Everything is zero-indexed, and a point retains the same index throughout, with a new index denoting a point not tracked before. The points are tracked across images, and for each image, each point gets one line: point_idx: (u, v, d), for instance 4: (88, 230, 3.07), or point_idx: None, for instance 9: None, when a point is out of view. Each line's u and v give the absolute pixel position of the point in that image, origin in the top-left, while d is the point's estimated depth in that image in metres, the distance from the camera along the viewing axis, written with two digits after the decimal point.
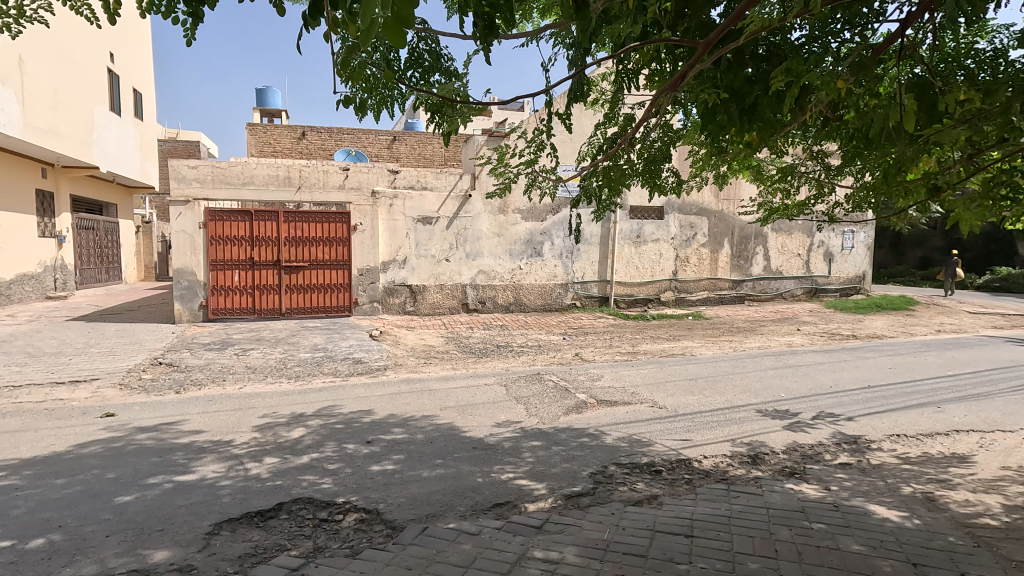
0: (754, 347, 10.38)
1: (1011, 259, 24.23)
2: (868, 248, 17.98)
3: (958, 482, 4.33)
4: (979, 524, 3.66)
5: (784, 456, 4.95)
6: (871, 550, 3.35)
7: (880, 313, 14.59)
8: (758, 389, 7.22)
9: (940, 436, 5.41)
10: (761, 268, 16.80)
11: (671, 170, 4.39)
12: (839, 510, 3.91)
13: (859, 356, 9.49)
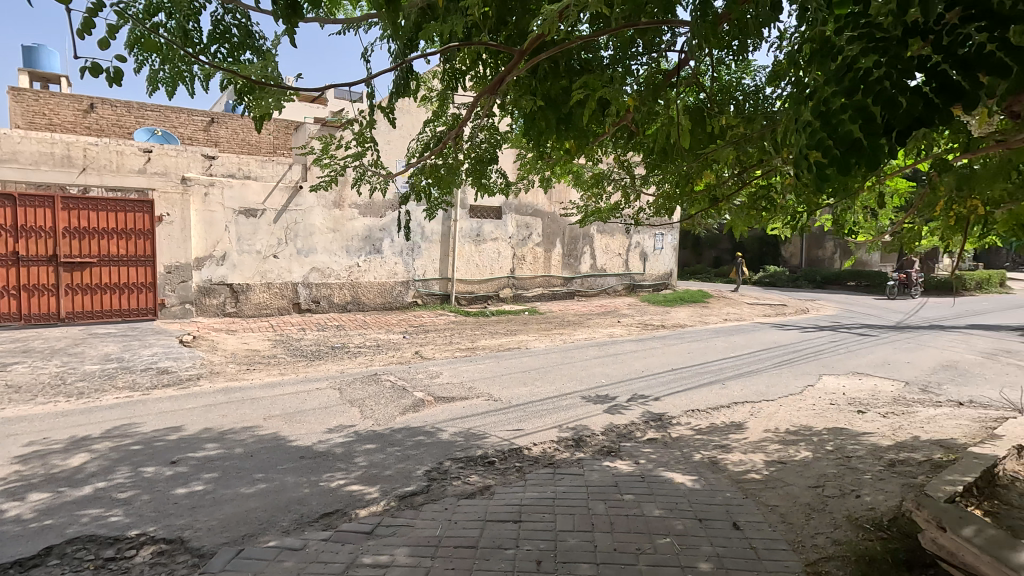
0: (581, 339, 11.28)
1: (777, 259, 29.64)
2: (674, 249, 20.59)
3: (734, 446, 5.18)
4: (747, 479, 4.42)
5: (603, 437, 5.47)
6: (669, 512, 3.86)
7: (683, 305, 16.81)
8: (583, 377, 7.87)
9: (723, 408, 6.41)
10: (589, 266, 18.33)
11: (499, 171, 4.53)
12: (645, 480, 4.43)
13: (666, 343, 10.85)
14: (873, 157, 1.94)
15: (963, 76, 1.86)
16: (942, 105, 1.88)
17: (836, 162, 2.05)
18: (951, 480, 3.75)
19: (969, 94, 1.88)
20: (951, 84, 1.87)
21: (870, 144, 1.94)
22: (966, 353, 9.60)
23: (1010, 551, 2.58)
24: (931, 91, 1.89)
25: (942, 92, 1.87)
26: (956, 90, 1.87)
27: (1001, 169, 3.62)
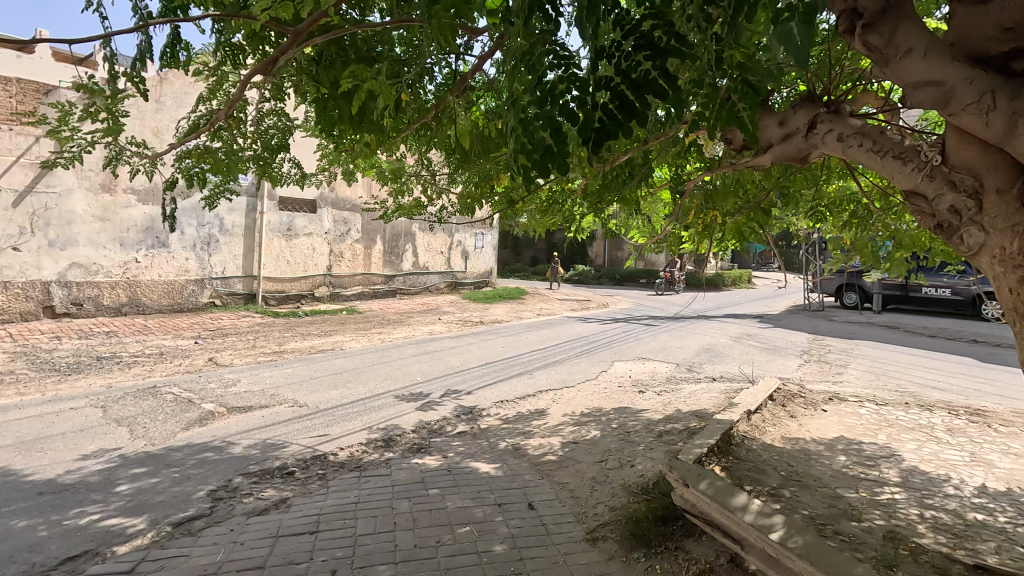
0: (400, 338, 11.13)
1: (584, 259, 32.67)
2: (494, 249, 21.42)
3: (535, 431, 5.57)
4: (544, 461, 4.79)
5: (413, 434, 5.46)
6: (471, 502, 4.00)
7: (501, 302, 17.59)
8: (398, 376, 7.77)
9: (529, 397, 6.85)
10: (411, 264, 18.19)
11: (292, 160, 4.17)
12: (451, 473, 4.54)
13: (483, 339, 11.25)
14: (562, 161, 2.14)
15: (635, 96, 2.06)
16: (623, 120, 2.09)
17: (541, 163, 2.15)
18: (699, 444, 4.50)
19: (639, 112, 2.09)
20: (628, 103, 2.06)
21: (560, 148, 2.11)
22: (721, 337, 11.64)
23: (730, 497, 3.17)
24: (613, 108, 2.06)
25: (621, 108, 2.06)
26: (631, 108, 2.07)
27: (728, 187, 4.54)
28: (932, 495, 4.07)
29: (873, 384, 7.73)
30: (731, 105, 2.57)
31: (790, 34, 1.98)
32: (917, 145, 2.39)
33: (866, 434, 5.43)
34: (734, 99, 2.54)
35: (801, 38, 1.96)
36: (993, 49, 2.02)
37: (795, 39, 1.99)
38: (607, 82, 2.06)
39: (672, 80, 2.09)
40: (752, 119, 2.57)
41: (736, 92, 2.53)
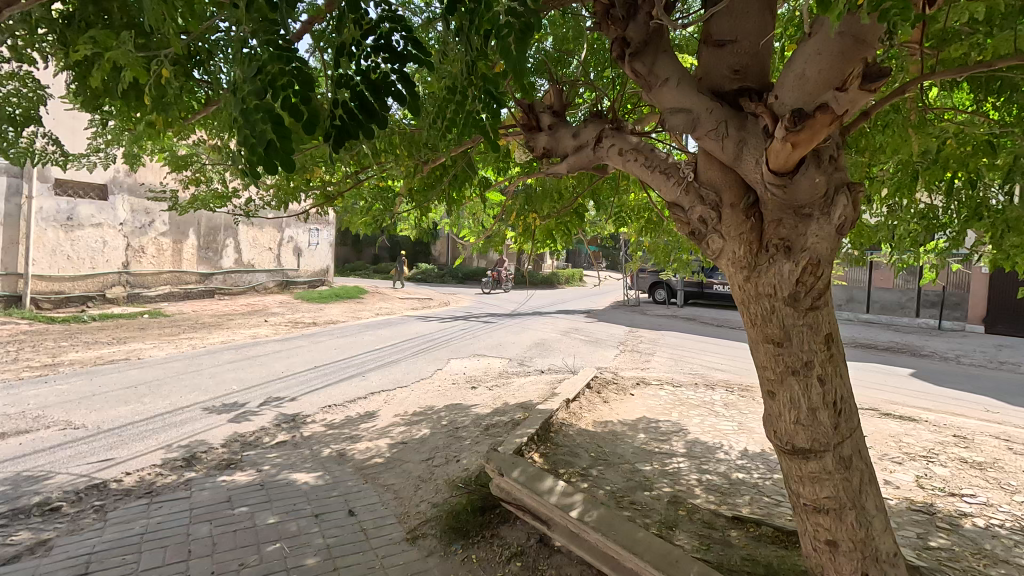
0: (216, 343, 10.01)
1: (428, 258, 32.54)
2: (330, 245, 20.25)
3: (363, 435, 5.39)
4: (369, 465, 4.67)
5: (222, 449, 4.94)
6: (283, 517, 3.74)
7: (338, 301, 16.74)
8: (210, 386, 6.99)
9: (359, 400, 6.61)
10: (232, 261, 16.46)
11: (48, 134, 3.46)
12: (264, 488, 4.20)
13: (314, 341, 10.59)
14: (286, 160, 1.80)
15: (374, 98, 1.87)
16: (364, 120, 1.87)
17: (259, 161, 1.77)
18: (520, 434, 4.75)
19: (379, 115, 1.89)
20: (367, 105, 1.86)
21: (284, 145, 1.77)
22: (552, 332, 12.42)
23: (539, 481, 3.39)
24: (353, 107, 1.84)
25: (360, 107, 1.85)
26: (370, 110, 1.87)
27: (544, 191, 4.91)
28: (708, 461, 4.78)
29: (673, 369, 8.86)
30: (468, 112, 2.26)
31: (507, 48, 1.86)
32: (681, 163, 2.53)
33: (663, 413, 6.20)
34: (475, 107, 2.22)
35: (513, 53, 1.86)
36: (727, 87, 2.25)
37: (512, 53, 1.87)
38: (348, 79, 1.81)
39: (413, 86, 1.93)
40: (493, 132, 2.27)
41: (478, 102, 2.20)
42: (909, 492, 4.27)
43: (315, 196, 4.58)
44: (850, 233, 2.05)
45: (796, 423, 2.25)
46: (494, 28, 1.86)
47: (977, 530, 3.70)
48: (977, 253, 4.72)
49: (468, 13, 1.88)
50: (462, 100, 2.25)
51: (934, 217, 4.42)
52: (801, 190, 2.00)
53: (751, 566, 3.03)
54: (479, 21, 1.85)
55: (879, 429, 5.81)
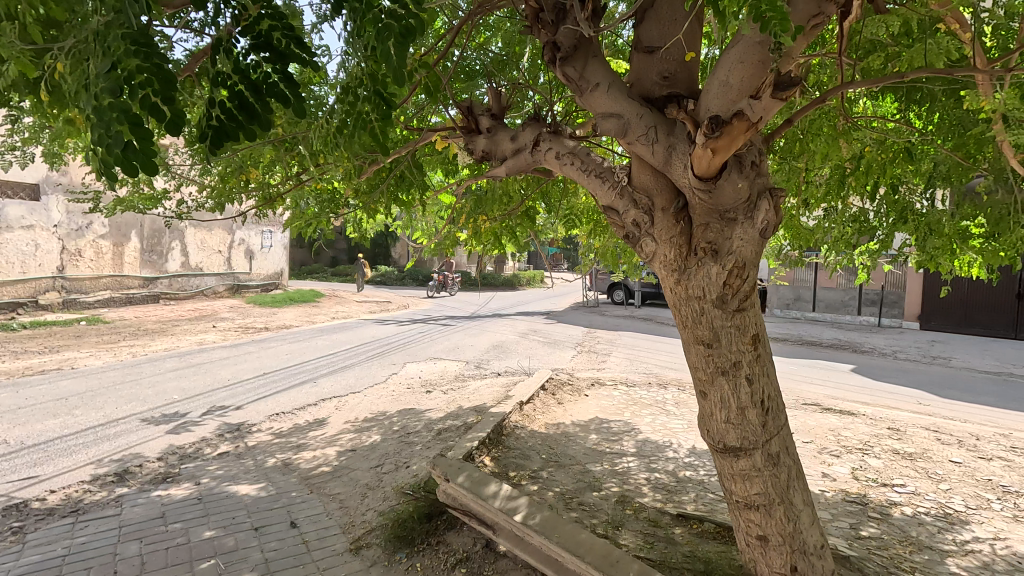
0: (159, 350, 9.58)
1: (388, 261, 32.05)
2: (284, 248, 19.67)
3: (310, 443, 5.24)
4: (316, 474, 4.54)
5: (158, 463, 4.71)
6: (220, 532, 3.59)
7: (293, 305, 16.27)
8: (149, 396, 6.67)
9: (308, 407, 6.43)
10: (178, 264, 15.80)
11: None
12: (201, 501, 4.02)
13: (264, 346, 10.26)
14: (149, 164, 1.53)
15: (255, 98, 1.62)
16: (245, 121, 1.65)
17: (116, 165, 1.49)
18: (471, 437, 4.71)
19: (262, 118, 1.65)
20: (248, 106, 1.61)
21: (145, 149, 1.49)
22: (511, 334, 12.42)
23: (484, 486, 3.36)
24: (231, 107, 1.61)
25: (240, 109, 1.61)
26: (252, 111, 1.63)
27: (494, 194, 4.90)
28: (657, 460, 4.86)
29: (628, 369, 8.98)
30: (356, 113, 1.98)
31: (389, 53, 1.57)
32: (616, 168, 2.55)
33: (616, 413, 6.27)
34: (363, 106, 1.93)
35: (396, 58, 1.58)
36: (656, 93, 2.31)
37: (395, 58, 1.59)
38: (225, 77, 1.58)
39: (299, 88, 1.68)
40: (383, 134, 2.00)
41: (367, 101, 1.91)
42: (845, 484, 4.44)
43: (255, 197, 4.44)
44: (773, 237, 2.13)
45: (727, 422, 2.30)
46: (376, 27, 1.57)
47: (905, 518, 3.88)
48: (904, 254, 4.98)
49: (354, 9, 1.61)
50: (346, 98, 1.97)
51: (863, 221, 4.66)
52: (725, 195, 2.06)
53: (692, 562, 3.08)
54: (362, 20, 1.58)
55: (819, 423, 6.03)
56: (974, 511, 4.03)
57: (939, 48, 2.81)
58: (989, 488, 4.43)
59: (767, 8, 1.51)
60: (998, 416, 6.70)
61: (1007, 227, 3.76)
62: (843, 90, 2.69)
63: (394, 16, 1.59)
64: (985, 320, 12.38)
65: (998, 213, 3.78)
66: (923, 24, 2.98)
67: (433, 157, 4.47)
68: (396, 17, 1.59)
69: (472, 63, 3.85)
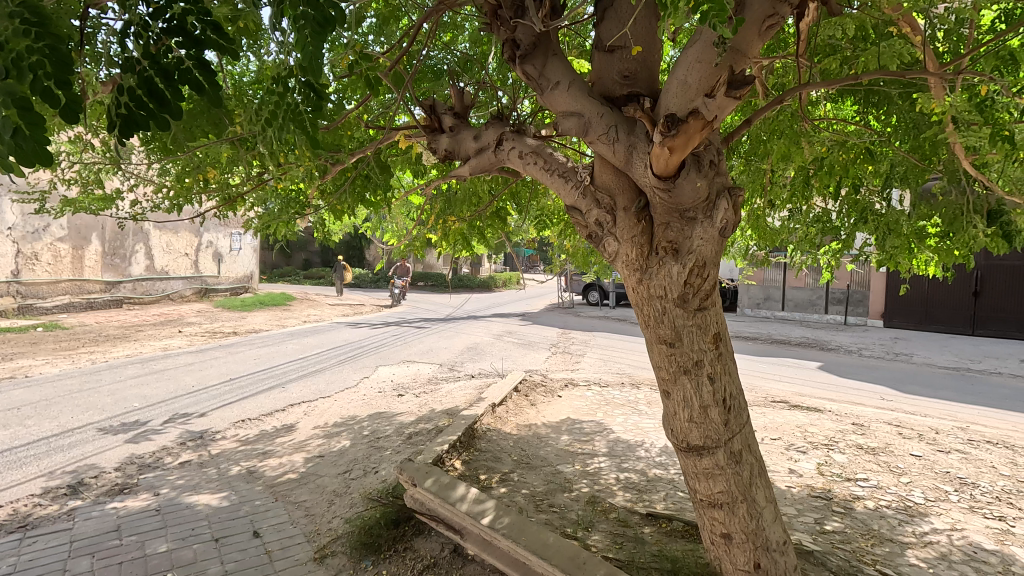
0: (121, 356, 9.27)
1: (363, 263, 31.63)
2: (254, 250, 19.25)
3: (277, 450, 5.11)
4: (281, 481, 4.42)
5: (115, 473, 4.53)
6: (177, 544, 3.46)
7: (263, 308, 15.93)
8: (107, 404, 6.44)
9: (276, 413, 6.28)
10: (142, 268, 15.31)
11: None
12: (159, 513, 3.87)
13: (231, 351, 10.00)
14: (41, 153, 1.50)
15: (165, 84, 1.65)
16: (156, 110, 1.67)
17: (9, 154, 1.44)
18: (441, 441, 4.66)
19: (173, 105, 1.69)
20: (157, 92, 1.65)
21: (37, 135, 1.45)
22: (485, 336, 12.34)
23: (451, 490, 3.32)
24: (140, 94, 1.64)
25: (149, 95, 1.64)
26: (162, 99, 1.67)
27: (464, 195, 4.94)
28: (628, 459, 4.86)
29: (601, 369, 9.00)
30: (284, 100, 2.02)
31: (306, 42, 1.58)
32: (579, 167, 2.54)
33: (589, 414, 6.27)
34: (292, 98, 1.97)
35: (314, 48, 1.59)
36: (617, 92, 2.31)
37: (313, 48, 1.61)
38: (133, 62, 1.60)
39: (213, 74, 1.70)
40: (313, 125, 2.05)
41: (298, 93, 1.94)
42: (811, 479, 4.51)
43: (216, 197, 4.36)
44: (732, 236, 2.15)
45: (690, 421, 2.30)
46: (295, 13, 1.57)
47: (868, 512, 3.96)
48: (866, 253, 5.11)
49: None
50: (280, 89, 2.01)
51: (827, 221, 4.77)
52: (685, 193, 2.06)
53: (660, 561, 3.09)
54: (280, 7, 1.59)
55: (787, 420, 6.13)
56: (933, 503, 4.14)
57: (893, 51, 2.90)
58: (947, 480, 4.56)
59: (703, 2, 1.51)
60: (957, 410, 6.92)
61: (960, 226, 3.88)
62: (802, 90, 2.75)
63: (312, 5, 1.58)
64: (945, 317, 12.78)
65: (951, 213, 3.92)
66: (877, 27, 3.07)
67: (399, 157, 4.41)
68: (316, 5, 1.59)
69: (437, 62, 3.85)
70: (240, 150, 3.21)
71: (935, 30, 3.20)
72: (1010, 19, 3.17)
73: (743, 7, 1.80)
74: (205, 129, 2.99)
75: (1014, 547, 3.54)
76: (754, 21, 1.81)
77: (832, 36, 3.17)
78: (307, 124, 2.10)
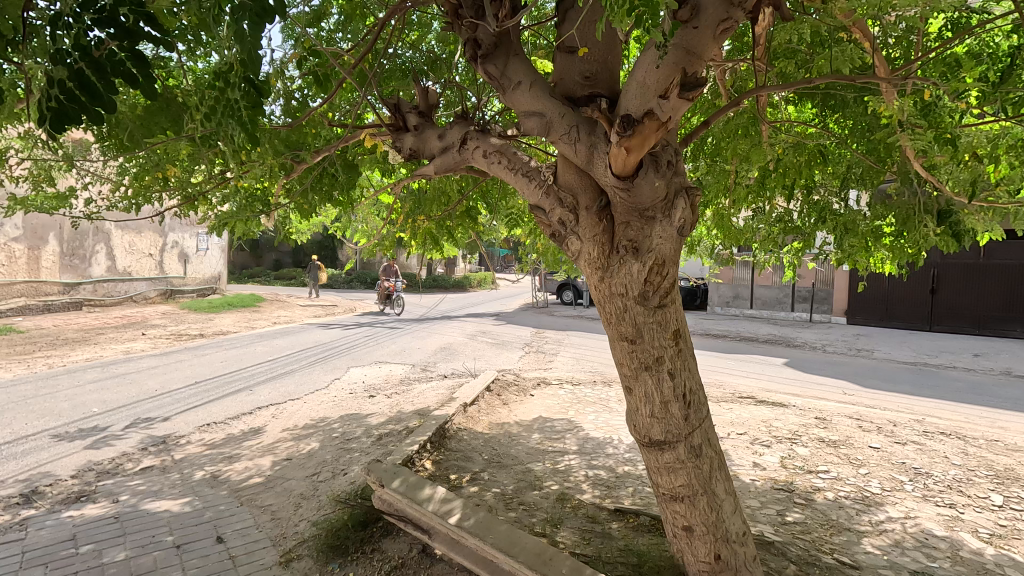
0: (80, 360, 8.97)
1: (336, 263, 31.16)
2: (221, 251, 18.82)
3: (243, 454, 5.00)
4: (246, 485, 4.34)
5: (72, 481, 4.38)
6: (136, 552, 3.37)
7: (231, 310, 15.59)
8: (65, 409, 6.23)
9: (243, 416, 6.15)
10: (103, 269, 14.83)
11: None
12: (118, 520, 3.76)
13: (198, 354, 9.77)
14: None
15: (97, 77, 1.65)
16: (87, 103, 1.68)
17: None
18: (411, 441, 4.63)
19: (105, 98, 1.68)
20: (88, 85, 1.64)
21: None
22: (459, 336, 12.30)
23: (419, 490, 3.32)
24: (72, 86, 1.64)
25: (81, 88, 1.64)
26: (95, 91, 1.66)
27: (433, 194, 4.93)
28: (597, 456, 4.90)
29: (574, 368, 9.07)
30: (227, 96, 1.99)
31: (244, 34, 1.59)
32: (542, 166, 2.56)
33: (560, 413, 6.30)
34: (234, 93, 1.96)
35: (252, 39, 1.59)
36: (579, 93, 2.34)
37: (251, 38, 1.61)
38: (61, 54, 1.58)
39: (148, 66, 1.70)
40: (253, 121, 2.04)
41: (239, 88, 1.94)
42: (774, 472, 4.63)
43: (177, 195, 4.26)
44: (690, 235, 2.21)
45: (652, 416, 2.35)
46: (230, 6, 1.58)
47: (828, 502, 4.08)
48: (826, 251, 5.26)
49: None
50: (226, 85, 1.99)
51: (788, 221, 4.90)
52: (644, 194, 2.11)
53: (627, 555, 3.13)
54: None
55: (753, 416, 6.27)
56: (889, 493, 4.29)
57: (844, 56, 3.02)
58: (902, 471, 4.73)
59: (639, 6, 1.60)
60: (913, 404, 7.18)
61: (913, 226, 4.00)
62: (759, 93, 2.79)
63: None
64: (904, 314, 13.24)
65: (906, 213, 4.03)
66: (830, 31, 3.19)
67: (367, 156, 4.38)
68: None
69: (405, 60, 3.84)
70: (200, 148, 3.13)
71: (887, 36, 3.33)
72: (956, 27, 3.31)
73: (699, 10, 1.85)
74: (163, 125, 2.94)
75: (962, 533, 3.70)
76: (708, 26, 1.86)
77: (790, 40, 3.29)
78: (251, 121, 2.09)
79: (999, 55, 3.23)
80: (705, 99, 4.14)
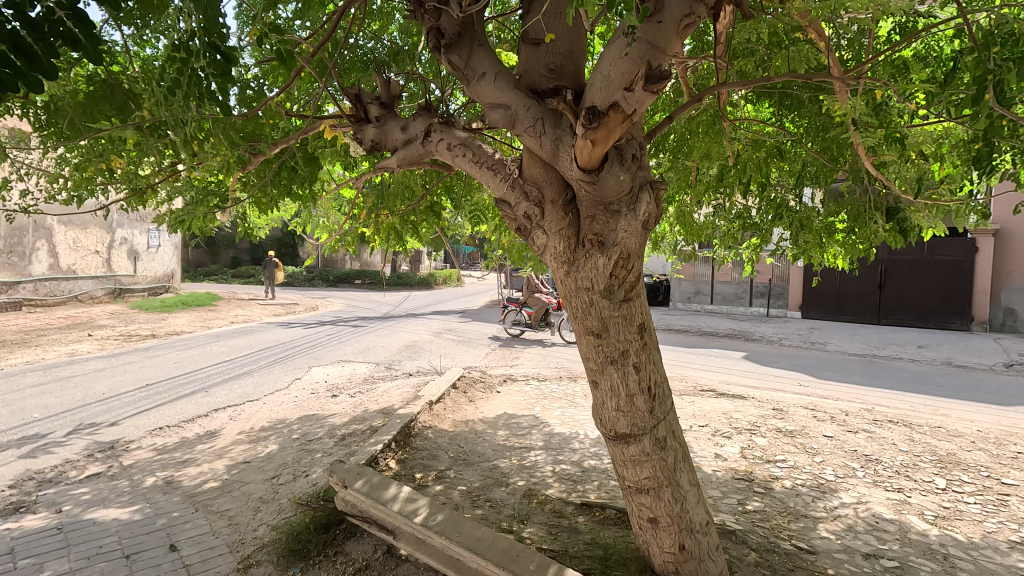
0: (19, 363, 8.47)
1: (297, 262, 30.30)
2: (175, 248, 18.12)
3: (197, 458, 4.81)
4: (202, 490, 4.16)
5: (9, 492, 4.12)
6: (80, 564, 3.19)
7: (185, 309, 15.00)
8: (3, 415, 5.87)
9: (198, 419, 5.92)
10: (45, 267, 14.04)
11: None
12: (61, 531, 3.55)
13: (149, 355, 9.39)
14: None
15: (34, 39, 1.55)
16: (24, 69, 1.55)
17: None
18: (374, 441, 4.55)
19: (44, 63, 1.58)
20: (24, 48, 1.53)
21: None
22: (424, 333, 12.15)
23: (382, 490, 3.25)
24: (5, 50, 1.51)
25: (16, 52, 1.52)
26: (32, 55, 1.55)
27: (396, 188, 4.86)
28: (563, 452, 4.93)
29: (540, 364, 9.09)
30: (186, 66, 1.91)
31: None
32: (507, 160, 2.52)
33: (527, 409, 6.32)
34: (194, 62, 1.90)
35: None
36: (544, 86, 2.33)
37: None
38: None
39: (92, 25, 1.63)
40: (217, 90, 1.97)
41: (200, 55, 1.88)
42: (735, 462, 4.75)
43: (123, 188, 4.03)
44: (654, 229, 2.23)
45: (617, 410, 2.36)
46: None
47: (785, 491, 4.20)
48: (783, 247, 5.37)
49: None
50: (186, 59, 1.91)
51: (747, 217, 5.03)
52: (609, 187, 2.12)
53: (593, 549, 3.15)
54: None
55: (714, 408, 6.42)
56: (841, 479, 4.46)
57: (800, 55, 3.16)
58: (854, 458, 4.92)
59: None
60: (865, 393, 7.49)
61: (863, 222, 4.14)
62: (721, 90, 2.78)
63: None
64: (855, 309, 13.76)
65: (856, 210, 4.18)
66: (786, 33, 3.34)
67: (327, 149, 4.28)
68: None
69: (366, 50, 3.79)
70: (148, 137, 2.98)
71: (840, 38, 3.46)
72: (902, 30, 3.49)
73: (662, 6, 1.92)
74: (108, 114, 2.78)
75: (910, 515, 3.88)
76: (671, 20, 1.92)
77: (748, 39, 3.37)
78: (212, 92, 2.01)
79: (943, 60, 3.39)
80: (668, 96, 4.25)
